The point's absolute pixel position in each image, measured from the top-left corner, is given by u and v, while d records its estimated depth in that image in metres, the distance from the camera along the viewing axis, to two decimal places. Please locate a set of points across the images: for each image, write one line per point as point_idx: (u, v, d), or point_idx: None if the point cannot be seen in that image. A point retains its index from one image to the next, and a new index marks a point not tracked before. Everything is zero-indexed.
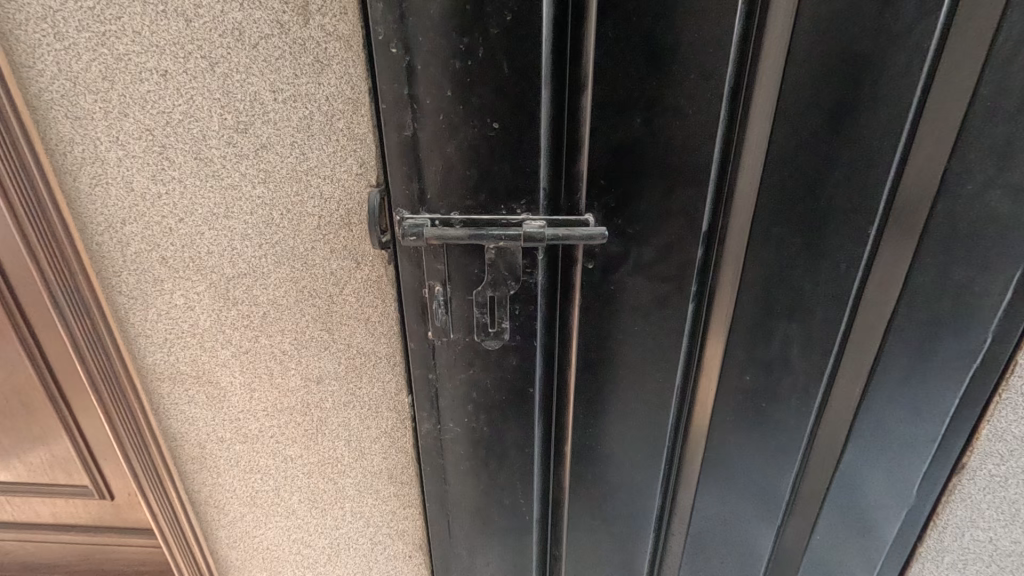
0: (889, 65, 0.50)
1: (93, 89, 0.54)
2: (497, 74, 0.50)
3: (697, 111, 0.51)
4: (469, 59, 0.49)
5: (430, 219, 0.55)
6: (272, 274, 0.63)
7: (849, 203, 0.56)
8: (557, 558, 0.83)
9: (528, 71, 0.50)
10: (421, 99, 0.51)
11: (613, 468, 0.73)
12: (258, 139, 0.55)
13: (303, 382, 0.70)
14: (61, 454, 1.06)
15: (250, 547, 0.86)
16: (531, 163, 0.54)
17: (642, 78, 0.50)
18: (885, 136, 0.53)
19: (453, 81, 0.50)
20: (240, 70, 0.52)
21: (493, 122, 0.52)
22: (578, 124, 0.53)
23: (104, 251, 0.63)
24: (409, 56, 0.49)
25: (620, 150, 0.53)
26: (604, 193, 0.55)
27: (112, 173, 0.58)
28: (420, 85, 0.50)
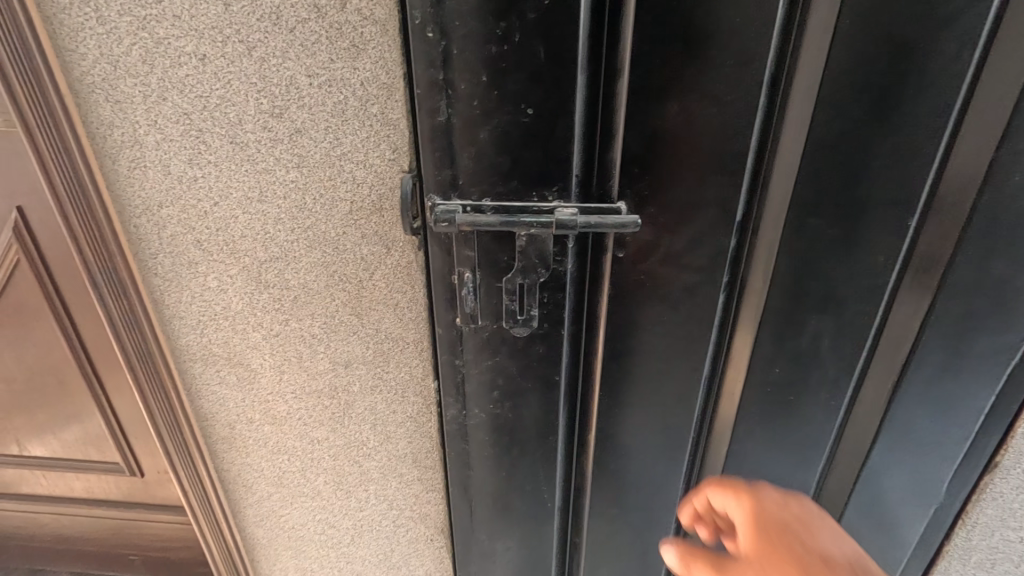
0: (937, 51, 0.49)
1: (134, 73, 0.55)
2: (533, 59, 0.50)
3: (735, 99, 0.51)
4: (505, 44, 0.49)
5: (462, 205, 0.55)
6: (304, 258, 0.63)
7: (888, 194, 0.55)
8: (577, 548, 0.83)
9: (564, 56, 0.50)
10: (455, 85, 0.51)
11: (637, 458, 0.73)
12: (292, 124, 0.56)
13: (331, 366, 0.71)
14: (93, 431, 1.09)
15: (277, 526, 0.88)
16: (565, 150, 0.53)
17: (680, 64, 0.49)
18: (930, 125, 0.52)
19: (488, 65, 0.50)
20: (276, 54, 0.53)
21: (527, 108, 0.51)
22: (614, 110, 0.52)
23: (142, 233, 0.64)
24: (445, 42, 0.49)
25: (655, 137, 0.52)
26: (637, 182, 0.55)
27: (150, 156, 0.59)
28: (454, 71, 0.50)
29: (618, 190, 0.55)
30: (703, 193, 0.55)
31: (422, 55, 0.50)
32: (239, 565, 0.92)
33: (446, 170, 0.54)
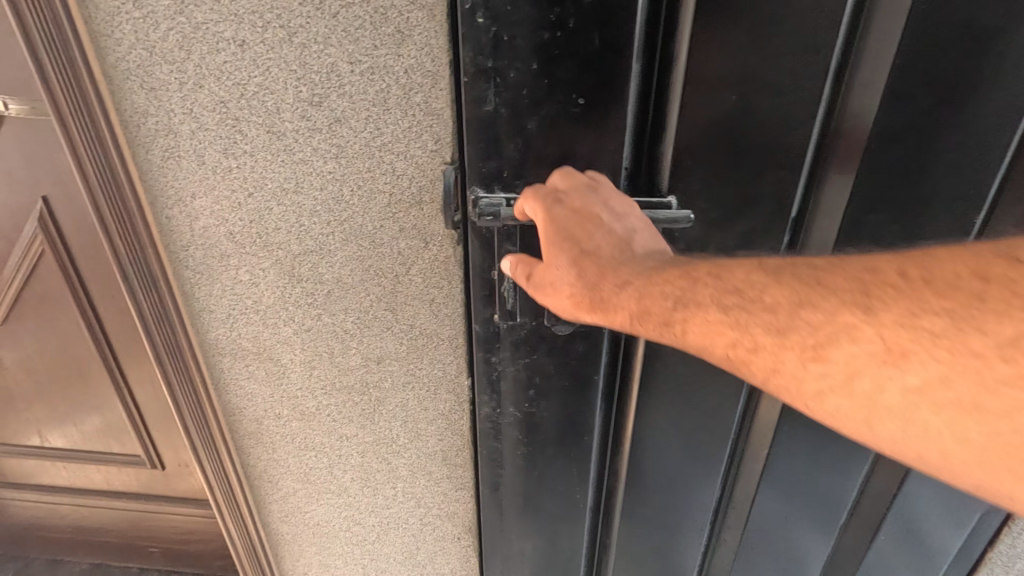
0: (1016, 40, 0.46)
1: (170, 60, 0.53)
2: (587, 47, 0.47)
3: (798, 90, 0.48)
4: (559, 31, 0.47)
5: (505, 198, 0.53)
6: (339, 252, 0.62)
7: (953, 190, 0.53)
8: (606, 547, 0.82)
9: (620, 44, 0.47)
10: (504, 73, 0.48)
11: (673, 459, 0.71)
12: (332, 113, 0.54)
13: (364, 362, 0.70)
14: (115, 422, 1.09)
15: (302, 522, 0.87)
16: (616, 142, 0.51)
17: (742, 53, 0.47)
18: (1004, 118, 0.49)
19: (540, 53, 0.48)
20: (317, 40, 0.51)
21: (579, 98, 0.49)
22: (669, 100, 0.50)
23: (174, 224, 0.63)
24: (495, 27, 0.46)
25: (712, 130, 0.50)
26: (690, 175, 0.52)
27: (184, 146, 0.58)
28: (503, 58, 0.48)
29: (670, 185, 0.53)
30: (759, 188, 0.53)
31: (470, 41, 0.47)
32: (262, 562, 0.91)
33: (491, 162, 0.52)
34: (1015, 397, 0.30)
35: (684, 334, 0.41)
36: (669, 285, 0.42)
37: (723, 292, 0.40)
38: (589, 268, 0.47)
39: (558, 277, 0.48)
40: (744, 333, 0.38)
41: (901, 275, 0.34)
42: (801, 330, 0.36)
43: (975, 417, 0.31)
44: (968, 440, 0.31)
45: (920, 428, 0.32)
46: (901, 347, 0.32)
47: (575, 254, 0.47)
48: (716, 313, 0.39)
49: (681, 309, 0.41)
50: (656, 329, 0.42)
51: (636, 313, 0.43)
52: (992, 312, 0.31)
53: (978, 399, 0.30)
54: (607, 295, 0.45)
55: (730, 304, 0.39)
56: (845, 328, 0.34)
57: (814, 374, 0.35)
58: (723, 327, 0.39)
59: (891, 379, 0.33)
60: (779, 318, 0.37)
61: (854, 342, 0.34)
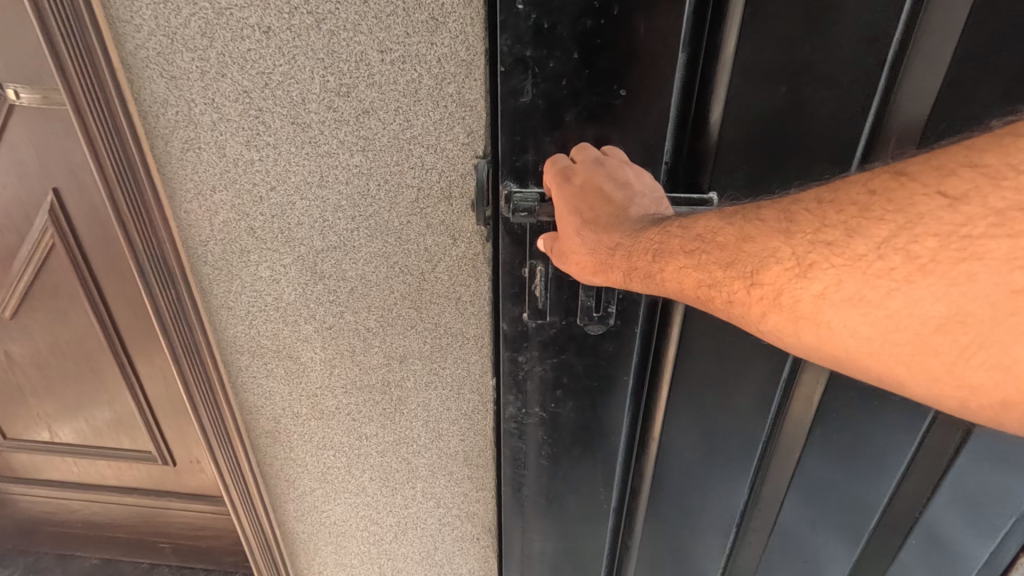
0: None
1: (192, 47, 0.51)
2: (632, 36, 0.45)
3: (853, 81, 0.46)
4: (602, 18, 0.44)
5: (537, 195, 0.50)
6: (363, 248, 0.60)
7: None
8: (629, 547, 0.80)
9: (668, 33, 0.45)
10: (543, 63, 0.46)
11: (701, 459, 0.69)
12: (360, 103, 0.52)
13: (386, 360, 0.68)
14: (126, 417, 1.07)
15: (318, 521, 0.86)
16: (658, 136, 0.49)
17: (794, 43, 0.45)
18: None
19: (582, 42, 0.45)
20: (347, 27, 0.49)
21: (620, 89, 0.47)
22: (714, 92, 0.49)
23: (192, 219, 0.61)
24: (536, 15, 0.44)
25: (760, 123, 0.48)
26: (735, 170, 0.50)
27: (205, 138, 0.56)
28: (543, 47, 0.45)
29: (712, 181, 0.51)
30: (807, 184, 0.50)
31: (506, 29, 0.45)
32: (278, 561, 0.90)
33: (526, 156, 0.50)
34: (891, 286, 0.28)
35: (664, 283, 0.38)
36: (650, 239, 0.40)
37: (687, 239, 0.37)
38: (592, 236, 0.44)
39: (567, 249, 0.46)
40: (702, 271, 0.36)
41: (816, 200, 0.32)
42: (745, 263, 0.34)
43: (863, 311, 0.29)
44: (860, 334, 0.29)
45: (826, 333, 0.30)
46: (808, 258, 0.31)
47: (579, 225, 0.45)
48: (680, 258, 0.37)
49: (656, 261, 0.38)
50: (642, 282, 0.40)
51: (626, 269, 0.42)
52: (876, 217, 0.29)
53: (863, 291, 0.29)
54: (605, 258, 0.44)
55: (692, 248, 0.37)
56: (770, 253, 0.33)
57: (757, 297, 0.33)
58: (687, 270, 0.37)
59: (804, 292, 0.31)
60: (726, 251, 0.35)
61: (786, 268, 0.32)
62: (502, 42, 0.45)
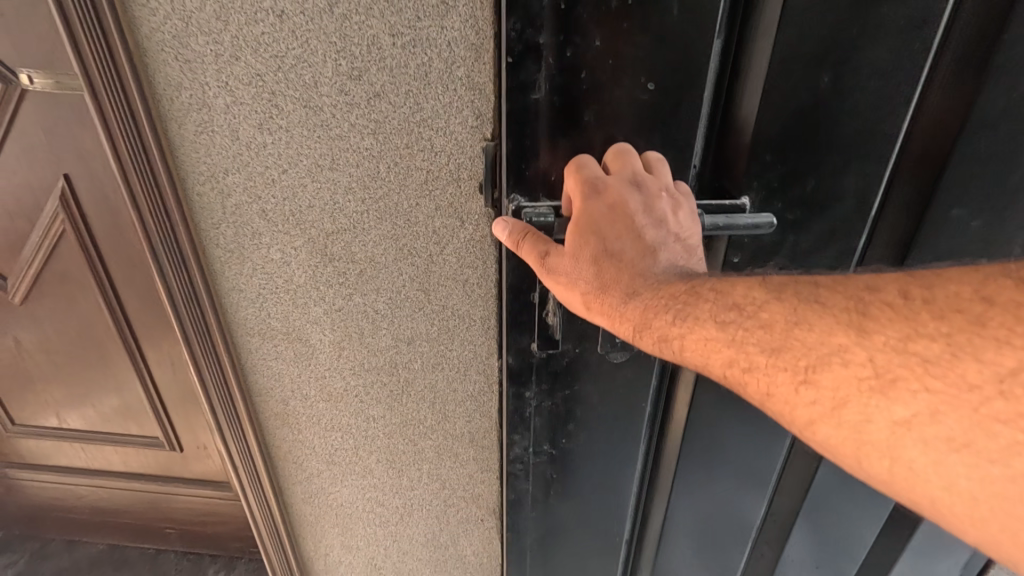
0: None
1: (207, 31, 0.52)
2: (652, 19, 0.46)
3: (866, 67, 0.48)
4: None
5: (552, 207, 0.51)
6: (373, 230, 0.61)
7: None
8: (638, 574, 0.83)
9: (689, 15, 0.46)
10: (561, 51, 0.46)
11: (705, 488, 0.71)
12: (371, 87, 0.53)
13: (393, 342, 0.69)
14: (134, 403, 1.08)
15: (325, 504, 0.88)
16: (675, 123, 0.50)
17: (809, 31, 0.46)
18: None
19: (604, 27, 0.46)
20: (359, 11, 0.50)
21: (647, 83, 0.48)
22: (744, 83, 0.50)
23: (205, 202, 0.62)
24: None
25: (778, 107, 0.49)
26: (768, 171, 0.52)
27: (218, 121, 0.57)
28: (561, 33, 0.46)
29: (743, 184, 0.53)
30: (844, 181, 0.53)
31: (518, 11, 0.45)
32: (291, 560, 0.94)
33: (530, 145, 0.50)
34: (1012, 437, 0.30)
35: (682, 350, 0.43)
36: (672, 301, 0.44)
37: (720, 308, 0.42)
38: (603, 263, 0.47)
39: (574, 274, 0.47)
40: (739, 350, 0.40)
41: (901, 295, 0.36)
42: (798, 350, 0.38)
43: (966, 458, 0.31)
44: (957, 486, 0.31)
45: (906, 469, 0.33)
46: (890, 372, 0.34)
47: (597, 254, 0.47)
48: (710, 327, 0.41)
49: (681, 325, 0.42)
50: (657, 343, 0.44)
51: (638, 325, 0.45)
52: (992, 337, 0.32)
53: (970, 438, 0.31)
54: (617, 310, 0.46)
55: (728, 321, 0.41)
56: (835, 348, 0.36)
57: (803, 397, 0.37)
58: (719, 347, 0.41)
59: (854, 394, 0.35)
60: (775, 336, 0.39)
61: (837, 365, 0.36)
62: (511, 26, 0.45)
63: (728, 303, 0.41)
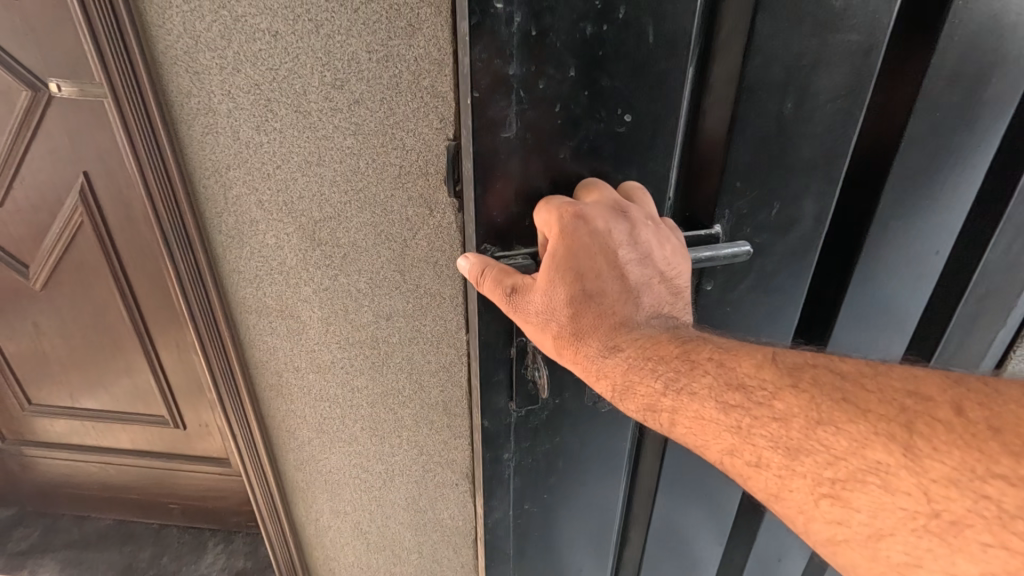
0: (992, 74, 0.57)
1: (212, 47, 0.62)
2: (629, 48, 0.45)
3: (813, 95, 0.52)
4: (604, 24, 0.43)
5: (529, 253, 0.50)
6: (355, 218, 0.71)
7: (948, 200, 0.64)
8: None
9: (665, 43, 0.45)
10: (533, 83, 0.44)
11: (675, 505, 0.75)
12: (351, 95, 0.63)
13: (374, 318, 0.78)
14: (142, 385, 1.17)
15: (314, 470, 0.97)
16: (649, 152, 0.50)
17: (763, 63, 0.49)
18: (983, 140, 0.61)
19: (580, 58, 0.44)
20: (340, 32, 0.60)
21: (626, 116, 0.47)
22: (710, 115, 0.52)
23: (210, 193, 0.72)
24: (526, 25, 0.42)
25: (744, 132, 0.52)
26: (738, 198, 0.55)
27: (222, 123, 0.67)
28: (531, 64, 0.43)
29: (717, 213, 0.56)
30: (802, 206, 0.58)
31: (484, 38, 0.41)
32: (285, 527, 1.04)
33: (497, 183, 0.47)
34: None
35: (673, 423, 0.45)
36: (660, 367, 0.45)
37: (717, 385, 0.43)
38: (582, 306, 0.47)
39: (544, 314, 0.46)
40: (745, 439, 0.41)
41: (957, 411, 0.35)
42: (819, 456, 0.38)
43: None
44: None
45: None
46: (954, 515, 0.32)
47: (575, 293, 0.46)
48: (711, 408, 0.43)
49: (673, 397, 0.45)
50: (640, 411, 0.46)
51: (620, 388, 0.46)
52: None
53: None
54: (595, 369, 0.47)
55: (733, 404, 0.42)
56: (871, 466, 0.36)
57: (824, 511, 0.37)
58: (720, 431, 0.42)
59: (892, 518, 0.35)
60: (791, 433, 0.39)
61: (872, 485, 0.35)
62: (475, 56, 0.42)
63: (732, 384, 0.43)
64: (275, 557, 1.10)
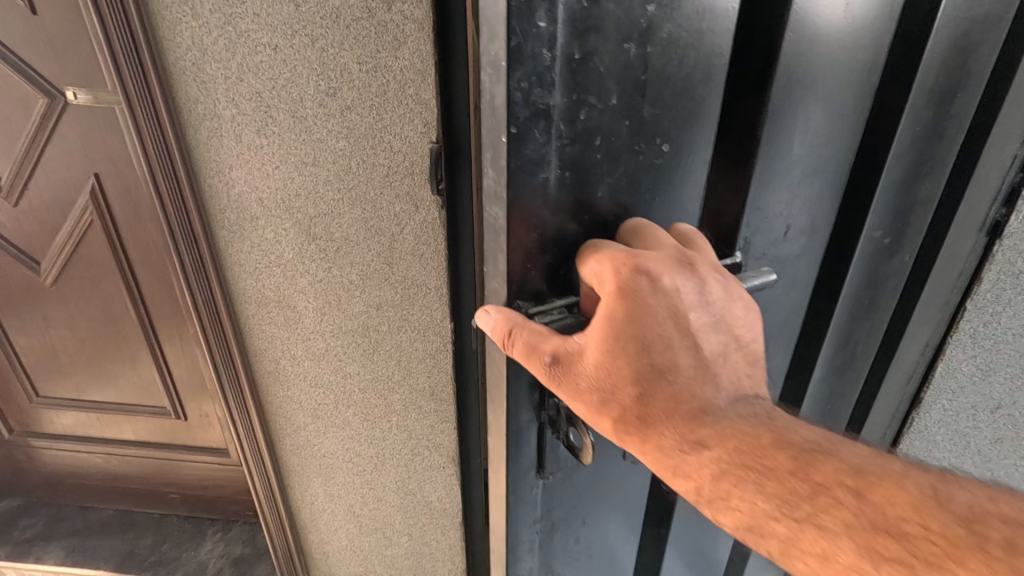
0: (968, 88, 0.61)
1: (218, 59, 0.69)
2: (666, 71, 0.44)
3: (818, 115, 0.53)
4: (647, 47, 0.42)
5: (564, 305, 0.48)
6: (347, 215, 0.77)
7: (918, 206, 0.67)
8: None
9: (701, 66, 0.46)
10: (575, 112, 0.42)
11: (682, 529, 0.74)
12: (344, 102, 0.69)
13: (365, 308, 0.85)
14: (147, 376, 1.23)
15: (311, 454, 1.02)
16: (683, 178, 0.50)
17: (784, 87, 0.50)
18: (950, 148, 0.64)
19: (621, 83, 0.43)
20: (334, 46, 0.66)
21: (663, 144, 0.47)
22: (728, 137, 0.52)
23: (214, 192, 0.79)
24: (573, 50, 0.40)
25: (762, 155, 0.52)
26: (755, 219, 0.55)
27: (226, 127, 0.73)
28: (575, 92, 0.41)
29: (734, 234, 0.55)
30: (804, 219, 0.60)
31: (525, 65, 0.39)
32: (281, 512, 1.09)
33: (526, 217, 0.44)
34: None
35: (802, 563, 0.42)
36: (760, 479, 0.44)
37: (860, 526, 0.41)
38: (653, 382, 0.45)
39: (615, 393, 0.45)
40: None
41: None
42: None
43: None
44: None
45: None
46: None
47: (644, 364, 0.44)
48: (852, 551, 0.41)
49: (787, 524, 0.43)
50: (739, 529, 0.45)
51: (711, 495, 0.45)
52: None
53: None
54: (675, 467, 0.46)
55: (881, 551, 0.40)
56: None
57: None
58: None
59: None
60: None
61: None
62: (516, 85, 0.39)
63: (881, 528, 0.40)
64: (271, 544, 1.15)
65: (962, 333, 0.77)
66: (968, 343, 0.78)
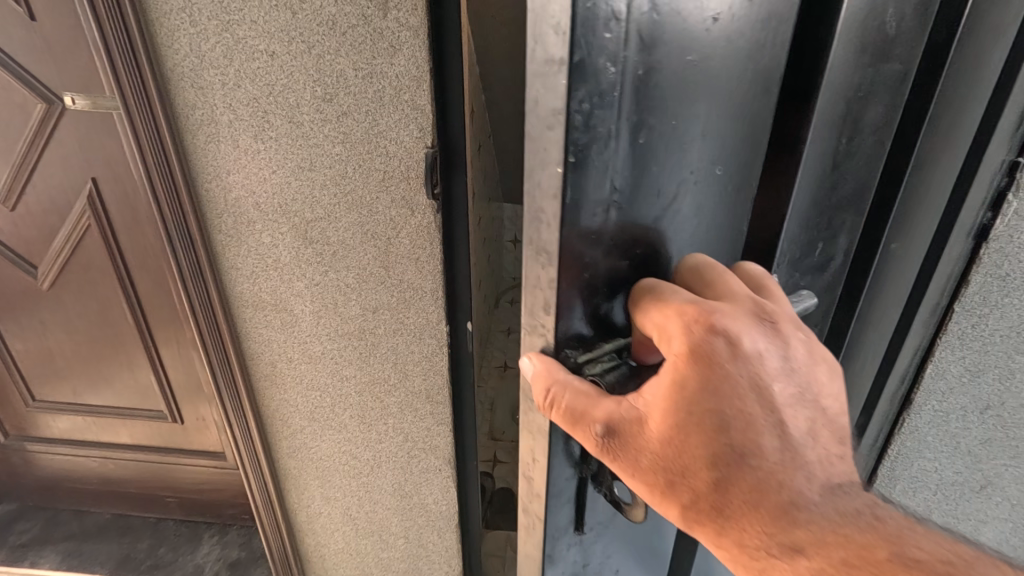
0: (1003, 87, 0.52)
1: (216, 65, 0.70)
2: (733, 91, 0.39)
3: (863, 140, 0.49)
4: (714, 64, 0.37)
5: (614, 350, 0.43)
6: (343, 218, 0.78)
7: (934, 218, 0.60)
8: None
9: (764, 84, 0.40)
10: (633, 136, 0.37)
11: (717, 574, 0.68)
12: (340, 107, 0.70)
13: (362, 311, 0.85)
14: (144, 380, 1.23)
15: (307, 457, 1.03)
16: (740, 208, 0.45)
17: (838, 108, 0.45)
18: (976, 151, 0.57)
19: (685, 103, 0.37)
20: (330, 53, 0.67)
21: (719, 167, 0.41)
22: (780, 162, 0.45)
23: (211, 196, 0.79)
24: (634, 65, 0.35)
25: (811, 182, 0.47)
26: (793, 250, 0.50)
27: (223, 132, 0.74)
28: (636, 114, 0.36)
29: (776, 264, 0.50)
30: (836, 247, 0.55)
31: (587, 82, 0.35)
32: (277, 516, 1.09)
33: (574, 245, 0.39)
34: None
35: None
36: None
37: None
38: (733, 470, 0.37)
39: (681, 474, 0.38)
40: None
41: None
42: None
43: None
44: None
45: None
46: None
47: (718, 445, 0.37)
48: None
49: None
50: None
51: None
52: None
53: None
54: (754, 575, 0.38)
55: None
56: None
57: None
58: None
59: None
60: None
61: None
62: (576, 101, 0.35)
63: None
64: (268, 547, 1.15)
65: (951, 334, 0.64)
66: (957, 344, 0.64)
